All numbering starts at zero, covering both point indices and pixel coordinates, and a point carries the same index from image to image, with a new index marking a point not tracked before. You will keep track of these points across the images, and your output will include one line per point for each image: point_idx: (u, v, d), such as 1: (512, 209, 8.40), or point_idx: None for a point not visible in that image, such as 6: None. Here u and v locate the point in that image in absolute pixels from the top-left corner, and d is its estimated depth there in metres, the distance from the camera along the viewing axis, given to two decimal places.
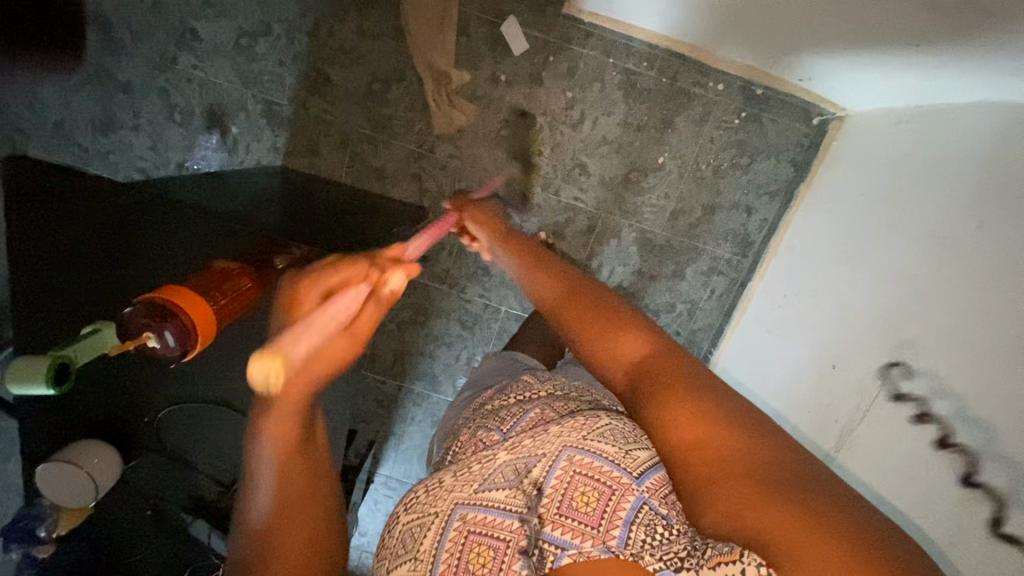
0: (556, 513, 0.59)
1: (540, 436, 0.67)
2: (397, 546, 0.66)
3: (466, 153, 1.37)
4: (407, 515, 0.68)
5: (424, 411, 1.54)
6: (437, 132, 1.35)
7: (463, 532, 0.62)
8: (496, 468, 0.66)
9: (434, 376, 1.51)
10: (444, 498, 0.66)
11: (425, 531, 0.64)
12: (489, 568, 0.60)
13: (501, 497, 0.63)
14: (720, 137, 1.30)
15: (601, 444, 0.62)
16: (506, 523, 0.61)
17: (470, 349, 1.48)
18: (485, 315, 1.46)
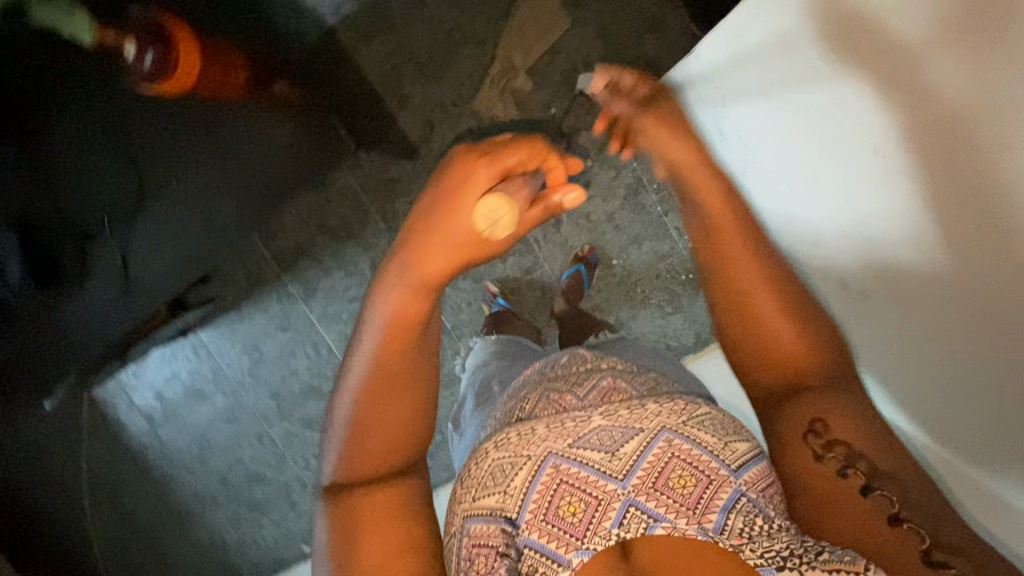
0: (655, 485, 0.67)
1: (638, 410, 0.74)
2: (483, 478, 0.72)
3: (483, 141, 1.45)
4: (495, 452, 0.74)
5: (280, 310, 1.62)
6: (472, 107, 1.43)
7: (556, 479, 0.68)
8: (591, 431, 0.72)
9: (315, 288, 1.60)
10: (536, 444, 0.72)
11: (516, 471, 0.70)
12: (580, 520, 0.66)
13: (596, 458, 0.69)
14: (664, 278, 1.50)
15: (697, 433, 0.70)
16: (600, 481, 0.68)
17: (361, 291, 1.59)
18: None
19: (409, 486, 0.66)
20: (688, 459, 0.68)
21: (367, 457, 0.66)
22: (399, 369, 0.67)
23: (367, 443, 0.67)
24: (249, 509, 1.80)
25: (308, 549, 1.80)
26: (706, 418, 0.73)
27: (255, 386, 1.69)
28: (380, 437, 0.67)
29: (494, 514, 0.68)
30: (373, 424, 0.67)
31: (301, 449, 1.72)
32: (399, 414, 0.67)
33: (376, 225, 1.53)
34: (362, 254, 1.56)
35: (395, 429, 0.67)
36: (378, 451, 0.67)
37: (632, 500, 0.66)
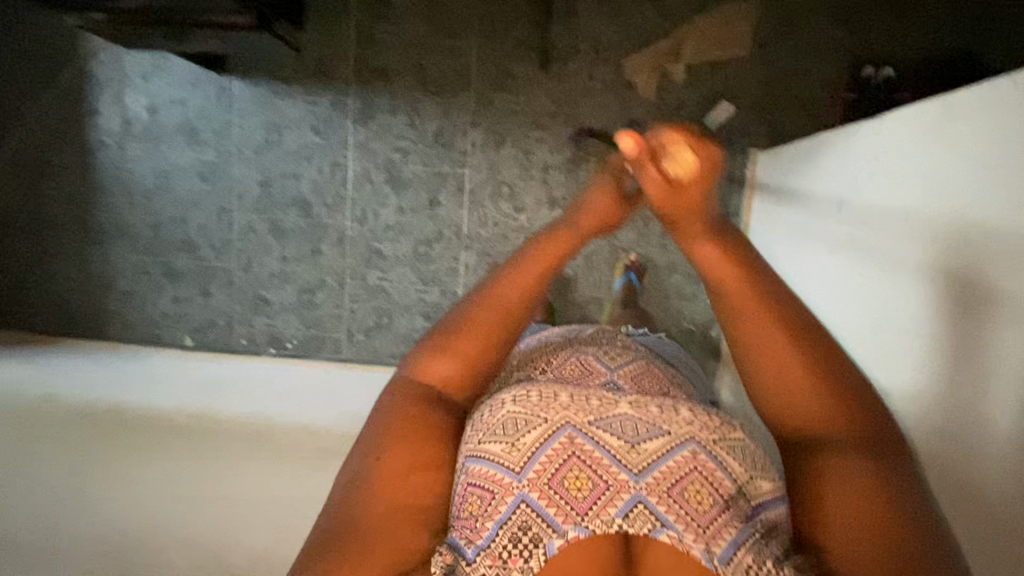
0: (679, 485, 0.45)
1: (668, 409, 0.52)
2: (492, 421, 0.50)
3: (609, 95, 1.44)
4: (510, 400, 0.51)
5: (325, 112, 1.52)
6: (621, 62, 1.43)
7: (566, 449, 0.46)
8: (615, 413, 0.50)
9: (370, 115, 1.51)
10: (552, 405, 0.50)
11: (529, 423, 0.48)
12: (581, 499, 0.44)
13: (615, 443, 0.47)
14: (669, 315, 1.52)
15: (732, 460, 0.48)
16: (613, 466, 0.45)
17: (410, 147, 1.51)
18: (452, 153, 1.50)
19: (440, 419, 0.56)
20: (714, 481, 0.45)
21: (433, 372, 0.57)
22: (485, 316, 0.57)
23: (432, 370, 0.57)
24: (158, 271, 1.64)
25: (188, 343, 1.65)
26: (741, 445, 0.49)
27: (249, 164, 1.56)
28: (444, 365, 0.57)
29: (493, 458, 0.47)
30: (426, 376, 0.57)
31: (251, 249, 1.60)
32: (472, 347, 0.57)
33: (465, 100, 1.47)
34: (434, 117, 1.49)
35: (459, 358, 0.57)
36: (419, 418, 0.55)
37: (643, 496, 0.44)
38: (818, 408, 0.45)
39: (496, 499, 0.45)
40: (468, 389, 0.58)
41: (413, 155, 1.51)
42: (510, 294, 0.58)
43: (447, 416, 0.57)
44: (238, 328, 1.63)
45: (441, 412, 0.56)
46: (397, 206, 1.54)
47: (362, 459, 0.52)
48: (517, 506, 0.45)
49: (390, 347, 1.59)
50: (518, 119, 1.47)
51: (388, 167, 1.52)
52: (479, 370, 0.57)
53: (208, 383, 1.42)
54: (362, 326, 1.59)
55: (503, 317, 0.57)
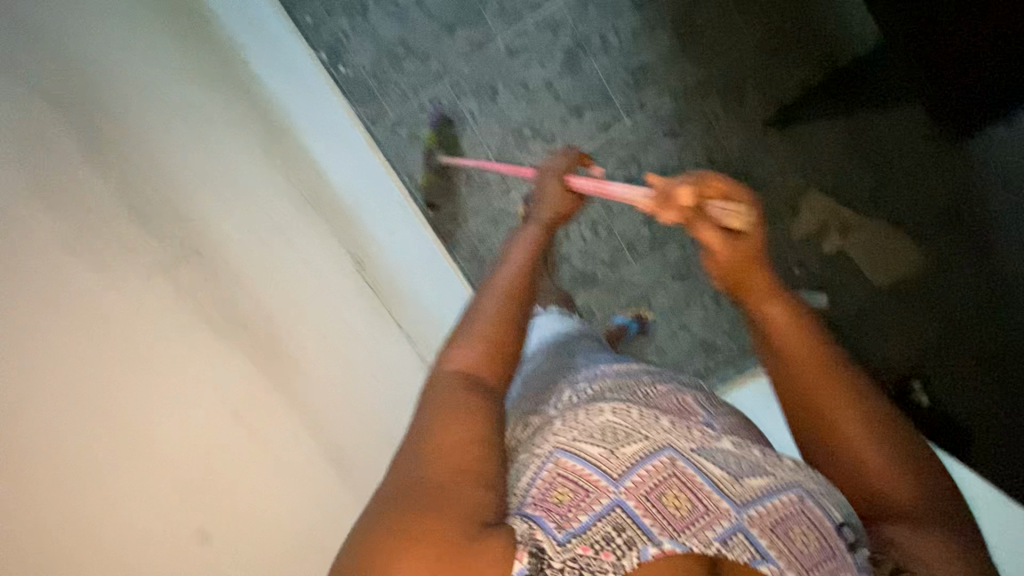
0: (766, 528, 0.58)
1: (772, 456, 0.65)
2: (590, 425, 0.64)
3: (774, 198, 1.38)
4: (609, 410, 0.65)
5: None
6: (810, 190, 1.37)
7: (670, 468, 0.59)
8: (717, 449, 0.63)
9: None
10: (652, 428, 0.63)
11: (628, 440, 0.61)
12: (682, 516, 0.57)
13: (717, 473, 0.60)
14: None
15: (835, 513, 0.61)
16: (714, 495, 0.59)
17: (613, 51, 1.33)
18: (633, 95, 1.35)
19: (493, 406, 0.62)
20: (817, 522, 0.59)
21: (465, 362, 0.65)
22: (489, 307, 0.70)
23: (460, 360, 0.66)
24: None
25: None
26: (833, 498, 0.62)
27: None
28: (473, 353, 0.66)
29: (590, 460, 0.60)
30: (483, 341, 0.67)
31: None
32: (494, 338, 0.68)
33: (691, 71, 1.32)
34: (657, 53, 1.32)
35: (482, 343, 0.67)
36: (486, 369, 0.65)
37: (742, 527, 0.57)
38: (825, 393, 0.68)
39: (591, 497, 0.58)
40: (501, 374, 0.67)
41: (607, 58, 1.33)
42: (514, 282, 0.72)
43: (489, 389, 0.64)
44: (313, 3, 1.36)
45: (486, 388, 0.64)
46: (548, 77, 1.36)
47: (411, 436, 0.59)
48: (612, 508, 0.57)
49: (416, 168, 1.44)
50: (703, 134, 1.36)
51: (578, 42, 1.33)
52: (503, 349, 0.67)
53: (277, 57, 1.30)
54: (412, 126, 1.41)
55: (506, 301, 0.71)
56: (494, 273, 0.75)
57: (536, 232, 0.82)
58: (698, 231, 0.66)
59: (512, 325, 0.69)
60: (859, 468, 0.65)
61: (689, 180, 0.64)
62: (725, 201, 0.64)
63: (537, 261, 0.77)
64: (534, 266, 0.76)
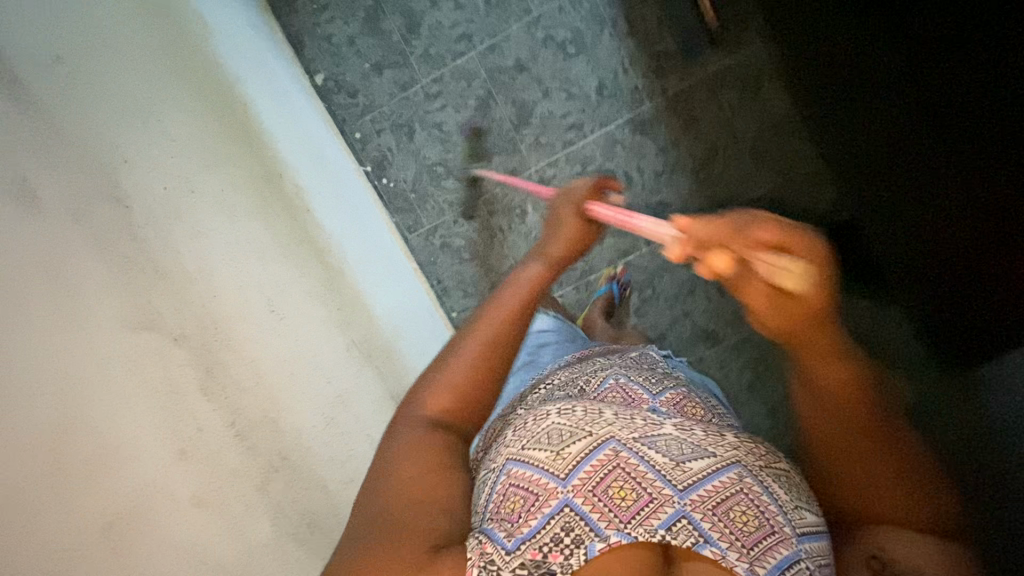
0: (709, 507, 0.64)
1: (712, 436, 0.72)
2: (536, 431, 0.71)
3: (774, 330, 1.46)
4: (554, 415, 0.73)
5: (624, 88, 1.40)
6: None
7: (613, 462, 0.66)
8: (660, 435, 0.70)
9: (643, 134, 1.42)
10: (597, 424, 0.70)
11: (572, 439, 0.68)
12: (627, 506, 0.64)
13: (659, 459, 0.66)
14: None
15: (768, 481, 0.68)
16: (657, 482, 0.65)
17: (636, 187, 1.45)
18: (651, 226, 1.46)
19: (454, 454, 0.65)
20: (757, 502, 0.65)
21: (437, 406, 0.67)
22: (465, 356, 0.69)
23: (433, 403, 0.68)
24: (364, 5, 1.41)
25: (316, 82, 1.46)
26: (771, 475, 0.69)
27: (530, 37, 1.39)
28: (445, 403, 0.68)
29: (539, 465, 0.67)
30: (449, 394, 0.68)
31: (449, 88, 1.44)
32: (471, 392, 0.68)
33: (706, 209, 1.44)
34: (677, 192, 1.43)
35: (456, 388, 0.68)
36: (452, 409, 0.68)
37: (684, 511, 0.64)
38: (835, 408, 0.61)
39: (541, 500, 0.64)
40: (466, 420, 0.68)
41: (631, 192, 1.45)
42: (502, 330, 0.71)
43: (458, 449, 0.66)
44: (363, 121, 1.47)
45: (459, 434, 0.67)
46: None
47: (380, 480, 0.62)
48: (561, 507, 0.64)
49: (444, 273, 1.54)
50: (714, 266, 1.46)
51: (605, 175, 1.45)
52: (470, 403, 0.68)
53: (319, 170, 1.28)
54: (444, 236, 1.52)
55: (490, 355, 0.70)
56: (491, 296, 0.75)
57: (539, 267, 0.78)
58: (746, 284, 0.52)
59: (491, 375, 0.69)
60: (852, 469, 0.64)
61: (753, 224, 0.51)
62: (782, 252, 0.49)
63: (534, 299, 0.75)
64: (533, 303, 0.74)
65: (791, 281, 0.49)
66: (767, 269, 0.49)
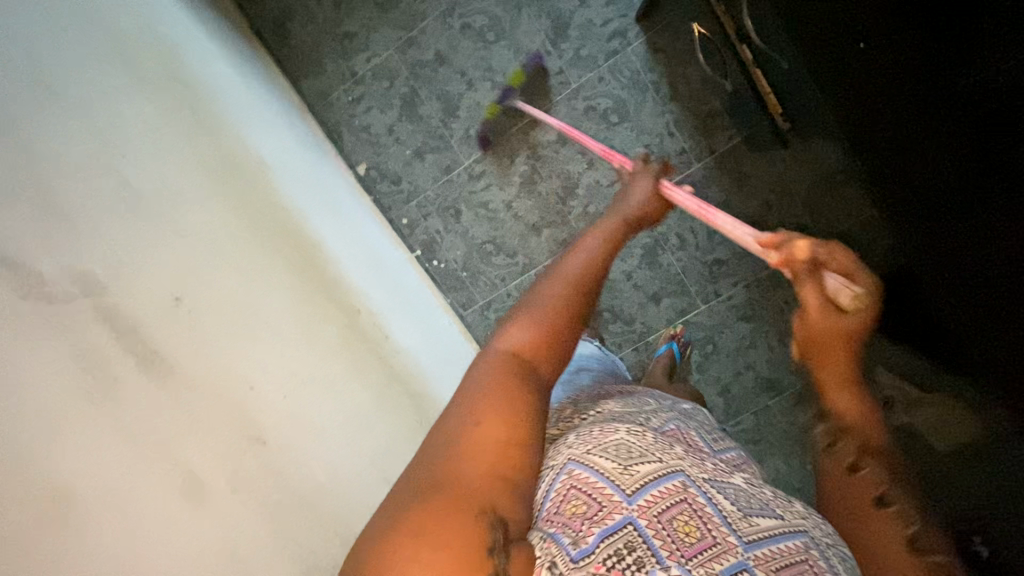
0: (774, 566, 0.55)
1: (780, 498, 0.64)
2: (602, 440, 0.61)
3: None
4: (622, 428, 0.62)
5: (671, 153, 1.37)
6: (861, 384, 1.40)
7: (683, 494, 0.57)
8: (732, 488, 0.61)
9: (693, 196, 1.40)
10: (671, 453, 0.61)
11: (641, 458, 0.58)
12: (692, 544, 0.54)
13: (728, 507, 0.58)
14: None
15: (832, 554, 0.59)
16: (722, 526, 0.56)
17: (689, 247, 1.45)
18: (708, 285, 1.46)
19: (532, 394, 0.57)
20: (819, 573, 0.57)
21: (516, 338, 0.61)
22: (555, 288, 0.66)
23: (510, 340, 0.61)
24: (400, 92, 1.40)
25: (358, 173, 1.45)
26: (838, 553, 0.60)
27: (571, 108, 1.37)
28: (530, 336, 0.61)
29: (602, 473, 0.57)
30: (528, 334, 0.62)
31: (492, 167, 1.42)
32: (551, 329, 0.63)
33: (763, 265, 1.43)
34: (731, 249, 1.43)
35: (533, 328, 0.62)
36: (541, 349, 0.61)
37: (747, 565, 0.55)
38: (858, 448, 0.66)
39: (602, 511, 0.54)
40: (549, 362, 0.61)
41: (684, 252, 1.45)
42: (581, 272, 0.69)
43: (540, 378, 0.59)
44: (409, 206, 1.47)
45: (537, 373, 0.60)
46: (630, 269, 1.48)
47: (459, 414, 0.53)
48: (623, 524, 0.54)
49: None
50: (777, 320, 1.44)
51: (657, 240, 1.45)
52: (556, 341, 0.62)
53: (379, 272, 1.21)
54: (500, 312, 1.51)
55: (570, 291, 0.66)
56: (558, 258, 0.71)
57: (614, 226, 0.78)
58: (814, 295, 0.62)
59: (565, 314, 0.64)
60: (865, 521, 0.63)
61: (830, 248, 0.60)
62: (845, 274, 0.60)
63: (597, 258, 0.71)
64: (605, 258, 0.72)
65: (820, 310, 0.62)
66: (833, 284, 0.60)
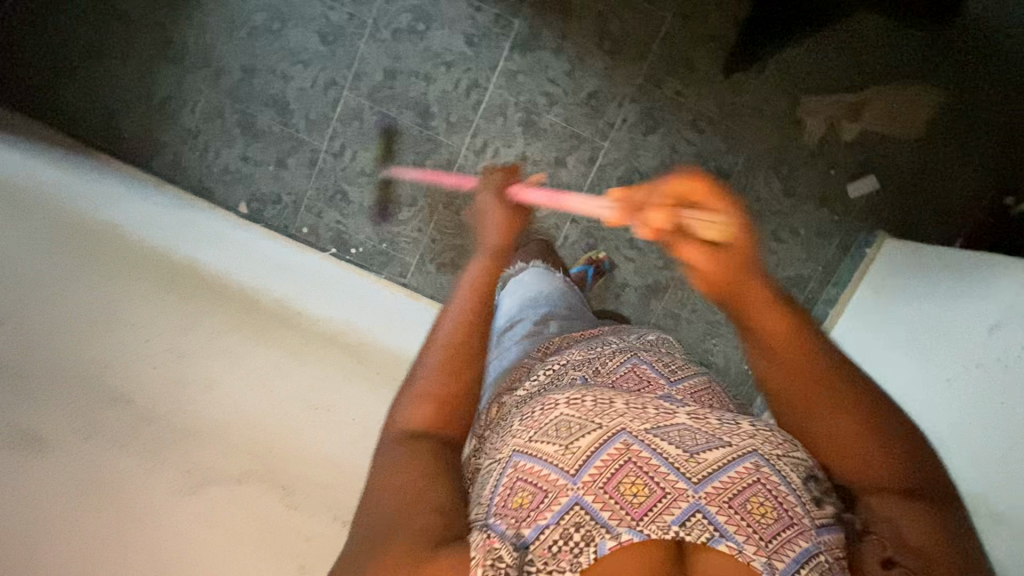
0: (733, 502, 0.52)
1: (729, 422, 0.59)
2: (545, 421, 0.59)
3: (768, 127, 1.40)
4: (563, 402, 0.60)
5: (488, 25, 1.36)
6: (801, 119, 1.38)
7: (624, 456, 0.54)
8: (677, 427, 0.57)
9: (532, 49, 1.37)
10: (612, 416, 0.58)
11: (583, 431, 0.56)
12: (639, 503, 0.52)
13: (673, 452, 0.55)
14: (730, 349, 1.52)
15: (794, 476, 0.55)
16: (669, 475, 0.53)
17: (558, 98, 1.39)
18: (599, 121, 1.40)
19: (444, 452, 0.62)
20: (777, 495, 0.52)
21: (417, 418, 0.64)
22: (429, 360, 0.68)
23: (407, 419, 0.64)
24: (235, 121, 1.44)
25: (243, 212, 1.48)
26: (794, 464, 0.56)
27: (380, 42, 1.38)
28: (422, 407, 0.64)
29: (546, 460, 0.55)
30: (433, 396, 0.65)
31: (348, 137, 1.44)
32: (450, 371, 0.66)
33: (633, 71, 1.38)
34: (595, 76, 1.38)
35: (428, 398, 0.65)
36: (441, 407, 0.65)
37: (700, 506, 0.52)
38: (849, 424, 0.58)
39: (550, 497, 0.53)
40: (456, 421, 0.65)
41: (558, 106, 1.40)
42: (456, 331, 0.69)
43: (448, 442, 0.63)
44: (302, 215, 1.48)
45: (445, 436, 0.64)
46: (521, 151, 1.43)
47: (377, 496, 0.58)
48: (571, 506, 0.53)
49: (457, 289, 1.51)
50: (677, 114, 1.39)
51: (527, 108, 1.40)
52: (453, 401, 0.65)
53: (279, 270, 1.23)
54: (437, 259, 1.50)
55: (450, 357, 0.67)
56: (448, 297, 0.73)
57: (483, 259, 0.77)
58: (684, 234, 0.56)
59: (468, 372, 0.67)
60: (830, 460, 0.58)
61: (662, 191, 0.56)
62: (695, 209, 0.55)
63: (487, 299, 0.73)
64: (480, 296, 0.73)
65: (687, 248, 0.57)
66: (693, 226, 0.55)
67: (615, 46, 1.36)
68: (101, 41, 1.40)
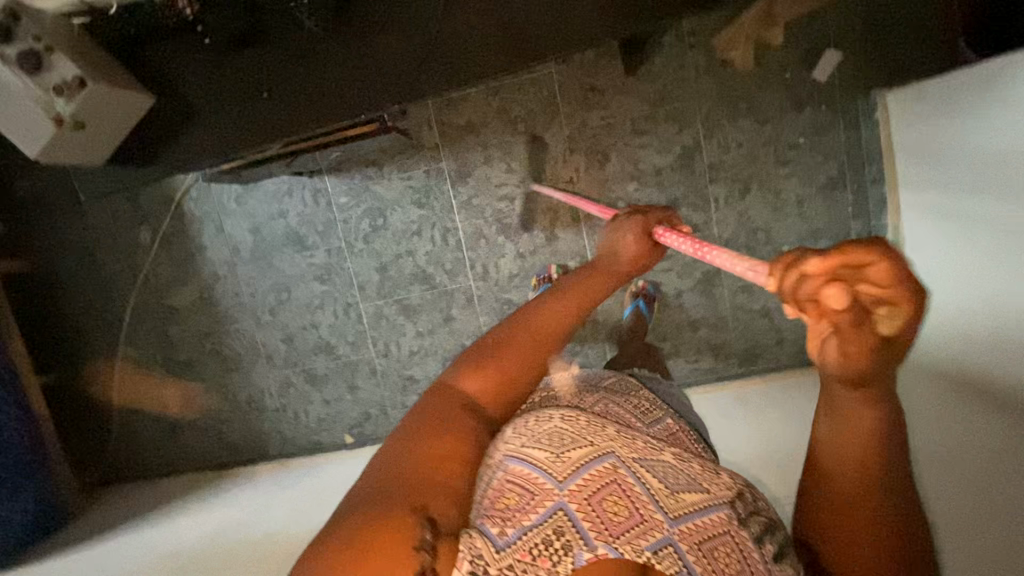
0: (698, 545, 0.52)
1: (710, 469, 0.59)
2: (538, 430, 0.57)
3: (702, 82, 1.38)
4: (557, 415, 0.59)
5: (425, 182, 1.48)
6: (728, 57, 1.36)
7: (608, 474, 0.54)
8: (661, 462, 0.57)
9: (469, 171, 1.47)
10: (603, 435, 0.57)
11: (574, 443, 0.56)
12: (619, 519, 0.51)
13: (655, 485, 0.54)
14: None
15: (764, 527, 0.55)
16: (649, 504, 0.53)
17: (516, 193, 1.47)
18: (560, 185, 1.45)
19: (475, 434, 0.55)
20: (743, 548, 0.53)
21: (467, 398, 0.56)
22: (503, 353, 0.59)
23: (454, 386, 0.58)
24: (302, 380, 1.65)
25: (350, 441, 1.65)
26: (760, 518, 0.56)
27: (360, 252, 1.54)
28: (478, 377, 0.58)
29: (536, 464, 0.54)
30: (485, 368, 0.58)
31: (385, 334, 1.59)
32: (510, 368, 0.59)
33: (558, 128, 1.43)
34: (532, 154, 1.45)
35: (490, 373, 0.58)
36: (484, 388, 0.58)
37: (671, 540, 0.51)
38: (870, 531, 0.47)
39: (535, 500, 0.52)
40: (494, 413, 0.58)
41: (519, 198, 1.47)
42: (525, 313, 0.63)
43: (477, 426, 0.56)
44: (393, 415, 1.63)
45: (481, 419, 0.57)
46: (516, 251, 1.50)
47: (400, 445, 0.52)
48: (553, 511, 0.51)
49: None
50: (617, 132, 1.42)
51: (498, 217, 1.48)
52: (508, 386, 0.58)
53: None
54: None
55: (526, 351, 0.60)
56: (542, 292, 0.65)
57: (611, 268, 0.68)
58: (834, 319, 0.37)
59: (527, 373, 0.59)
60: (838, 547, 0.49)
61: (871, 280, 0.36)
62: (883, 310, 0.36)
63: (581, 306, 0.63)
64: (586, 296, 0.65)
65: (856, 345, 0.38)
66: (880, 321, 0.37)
67: (529, 122, 1.43)
68: (184, 390, 1.69)
